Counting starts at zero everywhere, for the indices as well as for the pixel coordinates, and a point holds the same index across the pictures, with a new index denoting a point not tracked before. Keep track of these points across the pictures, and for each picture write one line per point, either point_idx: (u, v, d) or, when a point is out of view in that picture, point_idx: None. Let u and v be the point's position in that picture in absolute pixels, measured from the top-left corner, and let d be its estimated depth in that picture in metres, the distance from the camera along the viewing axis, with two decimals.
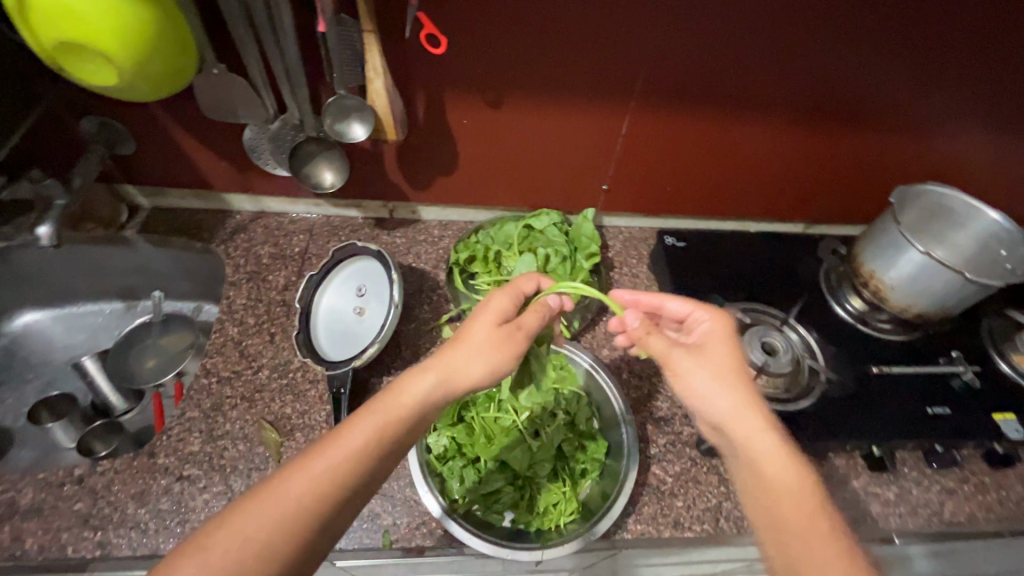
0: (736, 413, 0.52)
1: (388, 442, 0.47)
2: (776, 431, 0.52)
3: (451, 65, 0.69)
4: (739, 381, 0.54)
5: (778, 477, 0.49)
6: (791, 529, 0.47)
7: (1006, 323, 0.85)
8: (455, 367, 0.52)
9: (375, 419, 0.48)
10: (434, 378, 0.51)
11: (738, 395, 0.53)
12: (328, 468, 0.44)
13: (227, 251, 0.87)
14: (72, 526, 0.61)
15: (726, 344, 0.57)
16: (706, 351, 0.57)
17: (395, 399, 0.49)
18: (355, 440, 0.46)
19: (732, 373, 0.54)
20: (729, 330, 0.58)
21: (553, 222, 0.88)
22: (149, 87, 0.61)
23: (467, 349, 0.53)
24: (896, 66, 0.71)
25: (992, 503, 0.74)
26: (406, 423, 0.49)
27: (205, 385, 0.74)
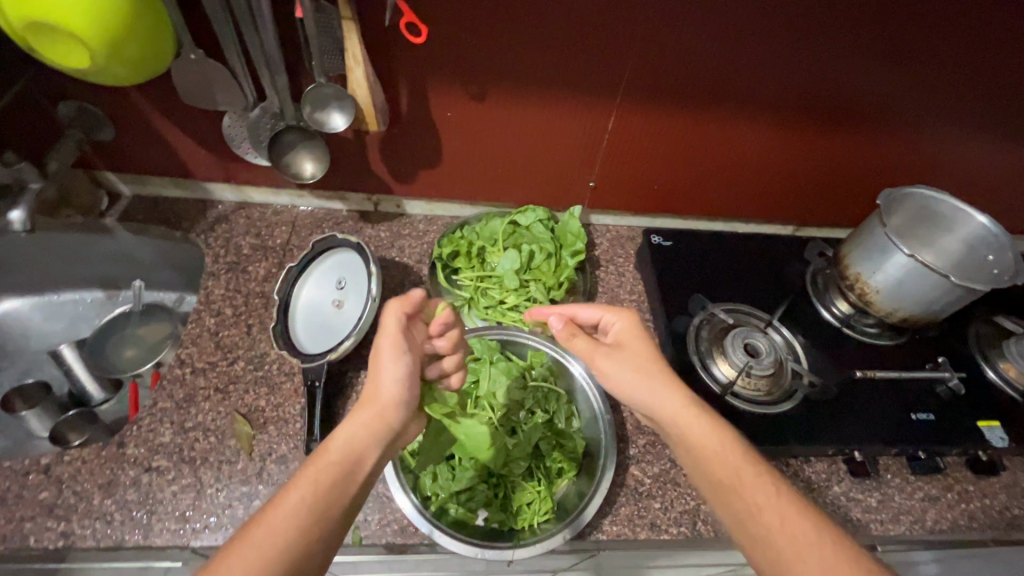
0: (654, 399, 0.56)
1: (327, 483, 0.47)
2: (695, 409, 0.55)
3: (432, 56, 0.68)
4: (657, 366, 0.58)
5: (702, 443, 0.52)
6: (727, 479, 0.50)
7: (994, 330, 0.84)
8: (371, 403, 0.55)
9: (309, 470, 0.48)
10: (355, 420, 0.53)
11: (659, 378, 0.57)
12: (271, 530, 0.43)
13: (207, 241, 0.86)
14: (36, 516, 0.60)
15: (638, 337, 0.61)
16: (624, 346, 0.60)
17: (324, 450, 0.50)
18: (294, 496, 0.45)
19: (648, 362, 0.58)
20: (637, 323, 0.62)
21: (539, 218, 0.86)
22: (128, 70, 0.60)
23: (376, 377, 0.56)
24: (882, 68, 0.71)
25: (975, 511, 0.73)
26: (342, 466, 0.49)
27: (178, 375, 0.73)
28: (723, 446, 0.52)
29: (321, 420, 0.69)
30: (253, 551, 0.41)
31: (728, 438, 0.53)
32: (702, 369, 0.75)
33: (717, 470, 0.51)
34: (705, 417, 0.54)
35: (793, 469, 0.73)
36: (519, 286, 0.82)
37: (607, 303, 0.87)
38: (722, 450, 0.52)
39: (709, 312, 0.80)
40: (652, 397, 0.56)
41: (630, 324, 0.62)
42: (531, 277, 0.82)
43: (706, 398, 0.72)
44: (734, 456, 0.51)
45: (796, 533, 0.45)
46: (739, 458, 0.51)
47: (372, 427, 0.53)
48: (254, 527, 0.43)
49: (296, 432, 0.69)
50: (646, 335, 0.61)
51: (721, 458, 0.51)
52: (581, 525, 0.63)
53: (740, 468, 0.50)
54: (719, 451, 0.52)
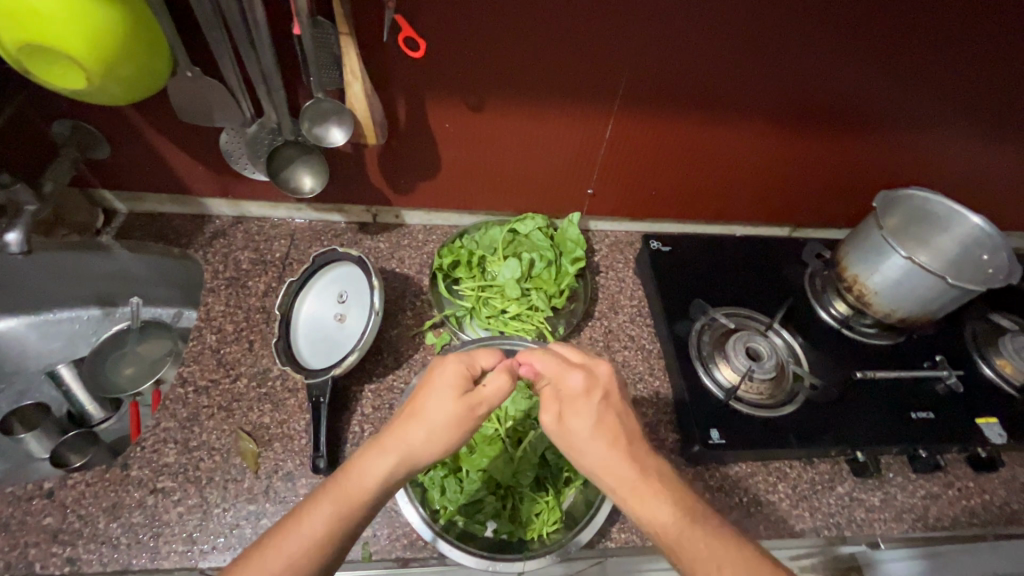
0: (606, 466, 0.51)
1: (349, 522, 0.47)
2: (632, 488, 0.50)
3: (430, 68, 0.68)
4: (597, 443, 0.52)
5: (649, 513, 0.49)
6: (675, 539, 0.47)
7: (989, 327, 0.86)
8: (415, 444, 0.51)
9: (333, 502, 0.48)
10: (396, 461, 0.50)
11: (597, 456, 0.52)
12: (286, 558, 0.45)
13: (205, 257, 0.85)
14: (40, 542, 0.60)
15: (586, 409, 0.53)
16: (569, 415, 0.53)
17: (356, 483, 0.49)
18: (313, 525, 0.46)
19: (596, 429, 0.52)
20: (587, 389, 0.54)
21: (538, 226, 0.87)
22: (122, 89, 0.59)
23: (432, 422, 0.52)
24: (877, 71, 0.72)
25: (975, 508, 0.74)
26: (368, 506, 0.48)
27: (181, 394, 0.72)
28: (665, 516, 0.48)
29: (327, 436, 0.69)
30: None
31: (670, 505, 0.49)
32: (705, 374, 0.75)
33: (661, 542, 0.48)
34: (650, 490, 0.50)
35: (797, 471, 0.74)
36: (521, 295, 0.81)
37: (608, 310, 0.87)
38: (663, 525, 0.48)
39: (710, 317, 0.81)
40: (600, 465, 0.51)
41: (581, 390, 0.54)
42: (532, 286, 0.82)
43: (709, 404, 0.73)
44: (676, 527, 0.48)
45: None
46: (679, 534, 0.48)
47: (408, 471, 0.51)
48: (271, 548, 0.45)
49: (302, 449, 0.69)
50: (597, 404, 0.54)
51: (660, 533, 0.48)
52: (582, 541, 0.63)
53: (684, 541, 0.47)
54: (658, 523, 0.48)
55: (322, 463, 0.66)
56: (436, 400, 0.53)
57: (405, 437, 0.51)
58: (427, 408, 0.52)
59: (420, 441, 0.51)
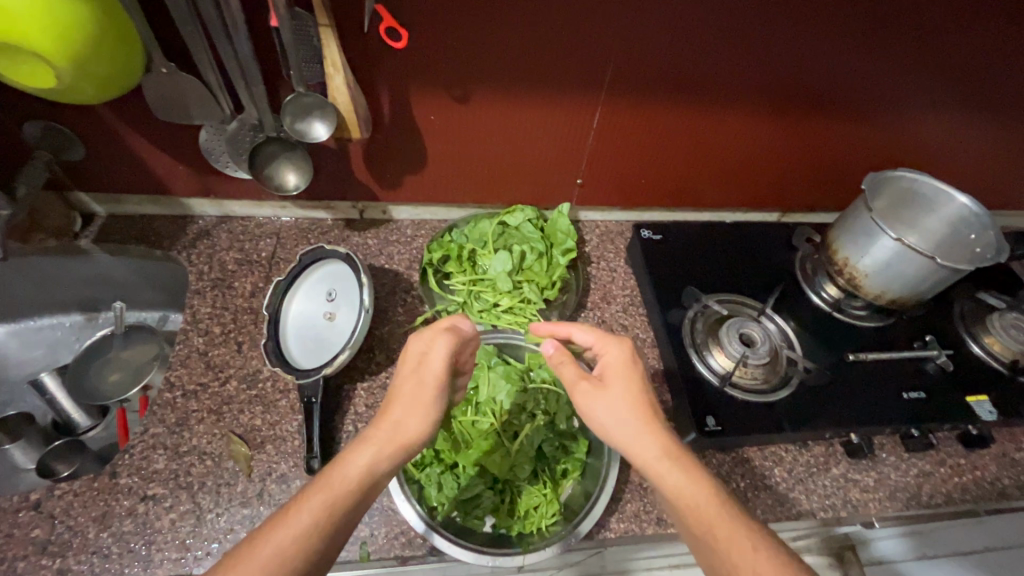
0: (635, 440, 0.52)
1: (337, 511, 0.46)
2: (671, 455, 0.50)
3: (413, 58, 0.66)
4: (636, 407, 0.54)
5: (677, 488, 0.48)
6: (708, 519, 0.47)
7: (978, 306, 0.86)
8: (391, 425, 0.52)
9: (320, 493, 0.46)
10: (377, 446, 0.51)
11: (637, 419, 0.53)
12: (276, 550, 0.43)
13: (189, 258, 0.83)
14: (28, 555, 0.59)
15: (628, 375, 0.56)
16: (610, 380, 0.56)
17: (341, 472, 0.48)
18: (303, 516, 0.45)
19: (626, 403, 0.54)
20: (630, 358, 0.57)
21: (528, 218, 0.86)
22: (95, 89, 0.57)
23: (409, 403, 0.54)
24: (864, 54, 0.71)
25: (967, 484, 0.75)
26: (357, 493, 0.48)
27: (169, 399, 0.71)
28: None
29: (320, 436, 0.68)
30: (254, 571, 0.42)
31: (699, 484, 0.48)
32: (699, 361, 0.75)
33: (691, 518, 0.47)
34: (683, 458, 0.50)
35: (793, 454, 0.75)
36: (513, 288, 0.81)
37: (601, 300, 0.87)
38: (697, 497, 0.48)
39: (702, 305, 0.81)
40: (627, 439, 0.52)
41: (623, 358, 0.57)
42: (524, 278, 0.81)
43: (704, 391, 0.73)
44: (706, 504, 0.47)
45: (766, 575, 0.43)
46: (711, 506, 0.47)
47: (392, 457, 0.51)
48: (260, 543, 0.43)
49: (296, 450, 0.68)
50: (636, 372, 0.57)
51: (690, 508, 0.47)
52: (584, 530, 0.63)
53: (716, 519, 0.47)
54: (691, 496, 0.48)
55: (316, 463, 0.65)
56: (408, 384, 0.55)
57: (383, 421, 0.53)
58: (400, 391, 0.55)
59: (399, 422, 0.53)
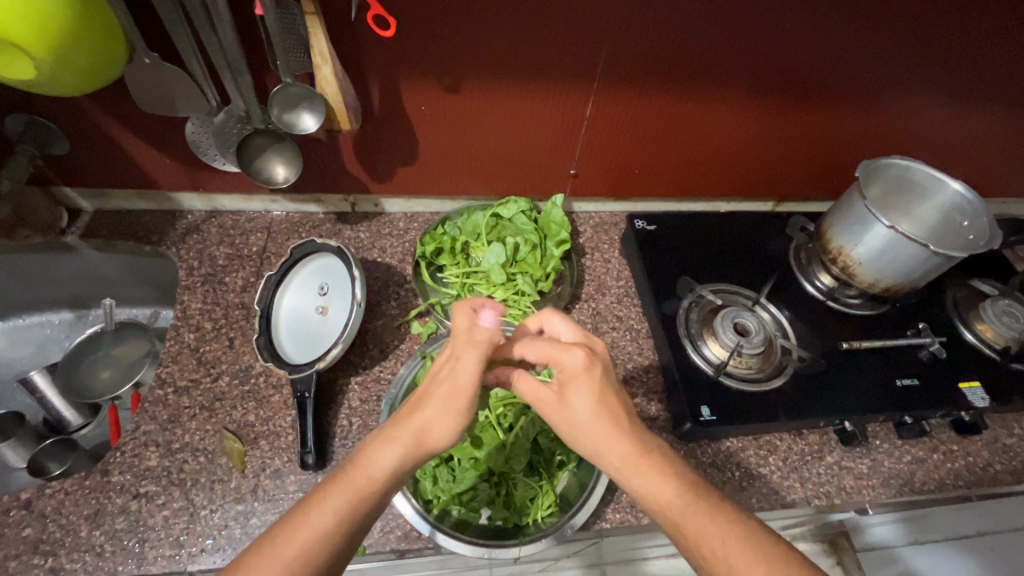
0: (605, 452, 0.49)
1: (359, 512, 0.45)
2: (643, 464, 0.48)
3: (402, 47, 0.65)
4: (601, 420, 0.49)
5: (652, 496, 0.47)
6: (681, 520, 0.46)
7: (970, 293, 0.87)
8: (421, 429, 0.49)
9: (342, 492, 0.45)
10: (405, 449, 0.48)
11: (605, 432, 0.49)
12: (297, 549, 0.42)
13: (179, 254, 0.82)
14: (20, 554, 0.58)
15: (588, 386, 0.50)
16: (570, 394, 0.51)
17: (365, 473, 0.46)
18: (324, 515, 0.44)
19: (589, 418, 0.49)
20: (588, 366, 0.51)
21: (522, 210, 0.85)
22: (78, 78, 0.56)
23: (444, 408, 0.49)
24: (858, 40, 0.71)
25: (960, 470, 0.76)
26: (378, 497, 0.46)
27: (161, 396, 0.70)
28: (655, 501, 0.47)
29: (314, 431, 0.68)
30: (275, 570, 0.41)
31: (674, 485, 0.47)
32: (694, 351, 0.75)
33: (666, 520, 0.47)
34: (652, 464, 0.48)
35: (787, 443, 0.75)
36: (506, 280, 0.80)
37: (595, 292, 0.87)
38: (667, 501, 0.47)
39: (697, 295, 0.81)
40: (598, 452, 0.49)
41: (582, 365, 0.51)
42: (518, 270, 0.81)
43: (699, 380, 0.73)
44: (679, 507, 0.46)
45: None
46: (684, 511, 0.46)
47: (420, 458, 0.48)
48: (280, 539, 0.43)
49: (289, 445, 0.68)
50: (597, 381, 0.51)
51: (663, 511, 0.47)
52: (575, 526, 0.63)
53: (688, 519, 0.46)
54: (662, 501, 0.47)
55: (310, 458, 0.65)
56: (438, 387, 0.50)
57: (414, 421, 0.49)
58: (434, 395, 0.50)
59: (433, 428, 0.49)
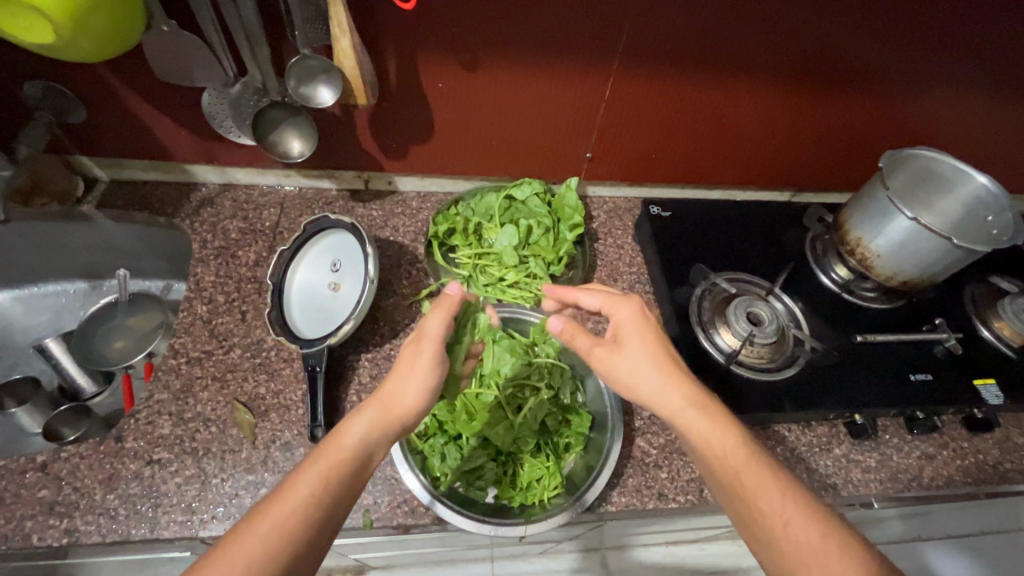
0: (661, 392, 0.52)
1: (337, 479, 0.46)
2: (698, 409, 0.51)
3: (421, 21, 0.64)
4: (658, 363, 0.53)
5: (709, 439, 0.49)
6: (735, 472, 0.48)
7: (989, 290, 0.85)
8: (391, 397, 0.52)
9: (318, 461, 0.47)
10: (372, 416, 0.50)
11: (660, 373, 0.52)
12: (275, 521, 0.42)
13: (193, 226, 0.83)
14: (36, 515, 0.59)
15: (642, 330, 0.55)
16: (627, 339, 0.55)
17: (335, 443, 0.48)
18: (300, 487, 0.44)
19: (647, 361, 0.53)
20: (642, 315, 0.56)
21: (535, 192, 0.84)
22: (95, 44, 0.55)
23: (407, 374, 0.53)
24: (888, 29, 0.69)
25: (969, 467, 0.75)
26: (353, 463, 0.47)
27: (174, 365, 0.71)
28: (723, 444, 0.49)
29: (324, 406, 0.68)
30: (256, 544, 0.41)
31: (734, 437, 0.49)
32: (705, 338, 0.75)
33: (719, 470, 0.48)
34: (708, 414, 0.51)
35: (795, 434, 0.74)
36: (519, 262, 0.80)
37: (607, 277, 0.86)
38: (725, 452, 0.49)
39: (710, 282, 0.80)
40: (655, 394, 0.52)
41: (636, 315, 0.57)
42: (530, 253, 0.80)
43: (710, 367, 0.72)
44: (733, 462, 0.48)
45: (801, 541, 0.43)
46: (742, 462, 0.48)
47: (388, 423, 0.51)
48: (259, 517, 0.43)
49: (300, 418, 0.68)
50: (650, 328, 0.56)
51: (720, 460, 0.48)
52: (589, 500, 0.63)
53: (745, 470, 0.47)
54: (720, 452, 0.49)
55: (320, 432, 0.65)
56: (404, 358, 0.55)
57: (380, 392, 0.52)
58: (399, 366, 0.54)
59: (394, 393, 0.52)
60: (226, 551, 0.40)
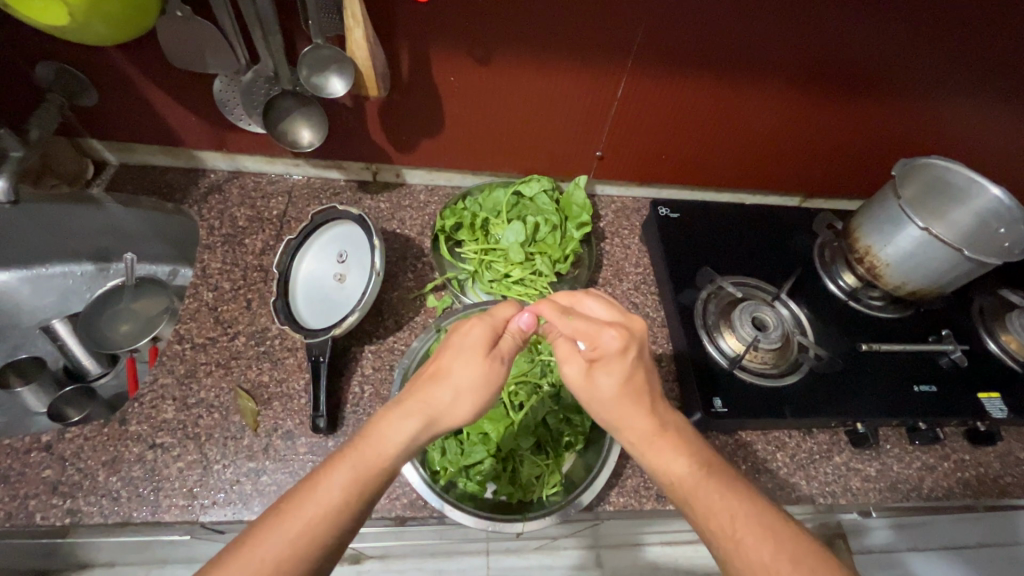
0: (616, 423, 0.52)
1: (370, 488, 0.45)
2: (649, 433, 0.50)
3: (435, 14, 0.63)
4: (618, 404, 0.51)
5: (662, 462, 0.49)
6: (689, 494, 0.48)
7: (997, 303, 0.85)
8: (442, 406, 0.50)
9: (350, 467, 0.45)
10: (418, 423, 0.49)
11: (620, 408, 0.51)
12: (304, 526, 0.42)
13: (201, 213, 0.83)
14: (40, 494, 0.60)
15: (618, 368, 0.52)
16: (599, 370, 0.52)
17: (374, 446, 0.47)
18: (333, 491, 0.44)
19: (610, 393, 0.51)
20: (620, 351, 0.52)
21: (544, 188, 0.84)
22: (110, 27, 0.55)
23: (459, 384, 0.51)
24: (907, 36, 0.68)
25: (969, 479, 0.75)
26: (389, 470, 0.47)
27: (178, 350, 0.71)
28: (677, 468, 0.49)
29: (327, 396, 0.68)
30: (284, 546, 0.41)
31: (686, 459, 0.49)
32: (709, 342, 0.75)
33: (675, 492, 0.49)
34: (664, 442, 0.50)
35: (796, 441, 0.74)
36: (525, 259, 0.80)
37: (612, 277, 0.86)
38: (676, 474, 0.49)
39: (716, 286, 0.80)
40: (613, 421, 0.52)
41: (617, 349, 0.52)
42: (536, 250, 0.80)
43: (713, 371, 0.72)
44: (691, 481, 0.48)
45: (753, 560, 0.43)
46: (693, 483, 0.48)
47: (432, 434, 0.50)
48: (288, 517, 0.42)
49: (302, 408, 0.69)
50: (626, 365, 0.52)
51: (675, 484, 0.48)
52: (584, 501, 0.63)
53: (696, 490, 0.47)
54: (676, 474, 0.49)
55: (321, 422, 0.66)
56: (459, 363, 0.52)
57: (429, 399, 0.50)
58: (452, 372, 0.51)
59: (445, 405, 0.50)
60: (253, 548, 0.41)
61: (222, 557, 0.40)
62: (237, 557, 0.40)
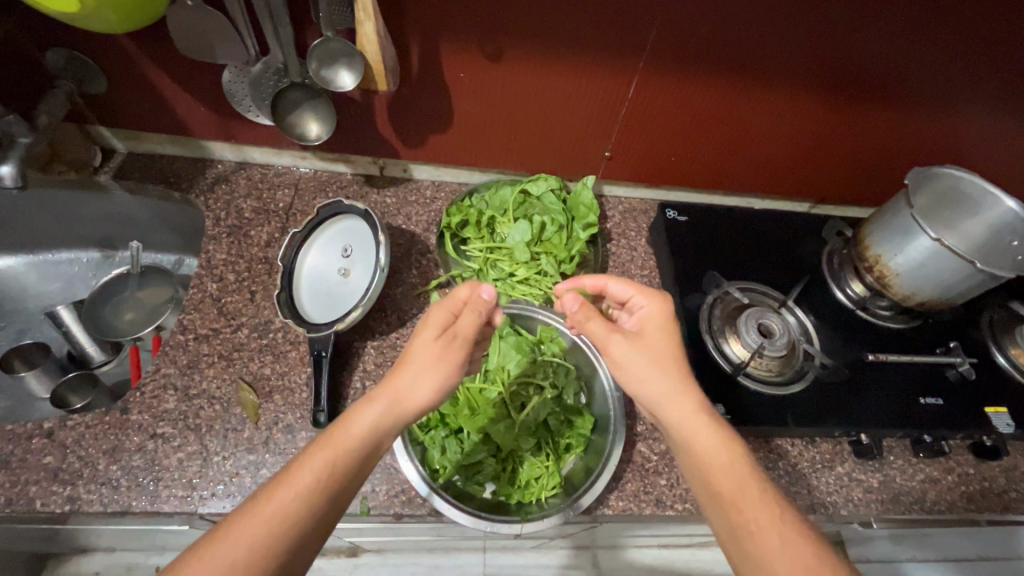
0: (667, 396, 0.52)
1: (343, 470, 0.46)
2: (708, 417, 0.51)
3: (446, 9, 0.63)
4: (669, 369, 0.54)
5: (713, 449, 0.49)
6: (729, 487, 0.48)
7: (1007, 316, 0.84)
8: (404, 388, 0.50)
9: (324, 452, 0.46)
10: (383, 407, 0.49)
11: (669, 377, 0.53)
12: (278, 510, 0.43)
13: (207, 203, 0.83)
14: (40, 480, 0.60)
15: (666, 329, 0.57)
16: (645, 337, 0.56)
17: (345, 430, 0.48)
18: (306, 475, 0.45)
19: (656, 363, 0.54)
20: (667, 316, 0.58)
21: (551, 187, 0.83)
22: (120, 15, 0.55)
23: (420, 366, 0.51)
24: (923, 44, 0.67)
25: (973, 493, 0.74)
26: (360, 453, 0.47)
27: (181, 341, 0.71)
28: (724, 460, 0.49)
29: (328, 391, 0.68)
30: (259, 530, 0.41)
31: (737, 455, 0.49)
32: (714, 347, 0.74)
33: (716, 482, 0.48)
34: (713, 430, 0.50)
35: (798, 449, 0.74)
36: (530, 259, 0.79)
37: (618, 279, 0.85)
38: (723, 464, 0.49)
39: (722, 291, 0.79)
40: (664, 397, 0.52)
41: (662, 314, 0.58)
42: (542, 250, 0.79)
43: (717, 376, 0.72)
44: (736, 474, 0.48)
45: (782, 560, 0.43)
46: (738, 478, 0.48)
47: (398, 417, 0.50)
48: (263, 501, 0.43)
49: (303, 402, 0.69)
50: (673, 328, 0.57)
51: (718, 471, 0.48)
52: (585, 504, 0.63)
53: (740, 484, 0.47)
54: (720, 462, 0.48)
55: (322, 417, 0.65)
56: (422, 348, 0.52)
57: (391, 383, 0.50)
58: (414, 356, 0.52)
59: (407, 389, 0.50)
60: (230, 534, 0.41)
61: (200, 544, 0.41)
62: (215, 542, 0.41)
